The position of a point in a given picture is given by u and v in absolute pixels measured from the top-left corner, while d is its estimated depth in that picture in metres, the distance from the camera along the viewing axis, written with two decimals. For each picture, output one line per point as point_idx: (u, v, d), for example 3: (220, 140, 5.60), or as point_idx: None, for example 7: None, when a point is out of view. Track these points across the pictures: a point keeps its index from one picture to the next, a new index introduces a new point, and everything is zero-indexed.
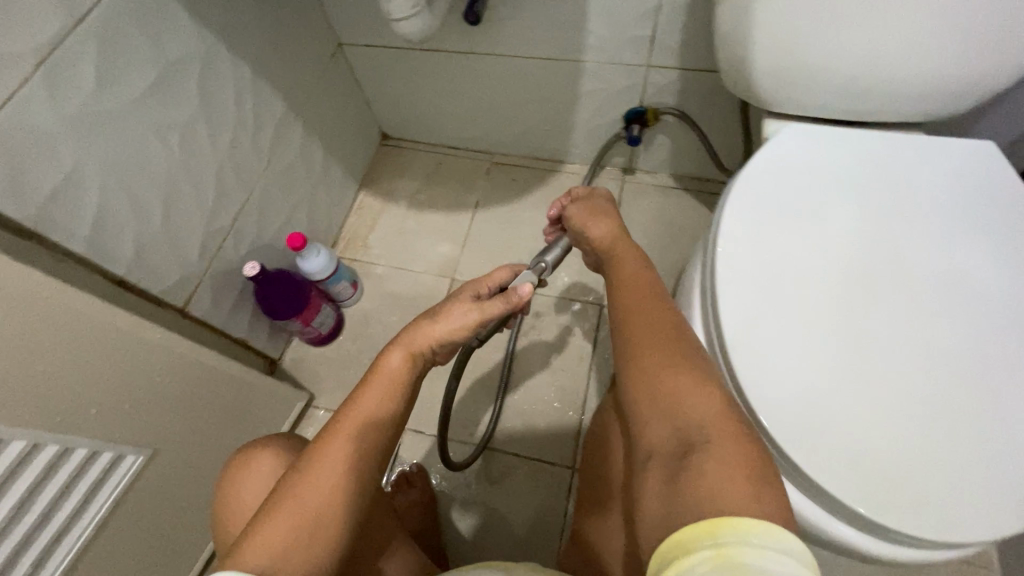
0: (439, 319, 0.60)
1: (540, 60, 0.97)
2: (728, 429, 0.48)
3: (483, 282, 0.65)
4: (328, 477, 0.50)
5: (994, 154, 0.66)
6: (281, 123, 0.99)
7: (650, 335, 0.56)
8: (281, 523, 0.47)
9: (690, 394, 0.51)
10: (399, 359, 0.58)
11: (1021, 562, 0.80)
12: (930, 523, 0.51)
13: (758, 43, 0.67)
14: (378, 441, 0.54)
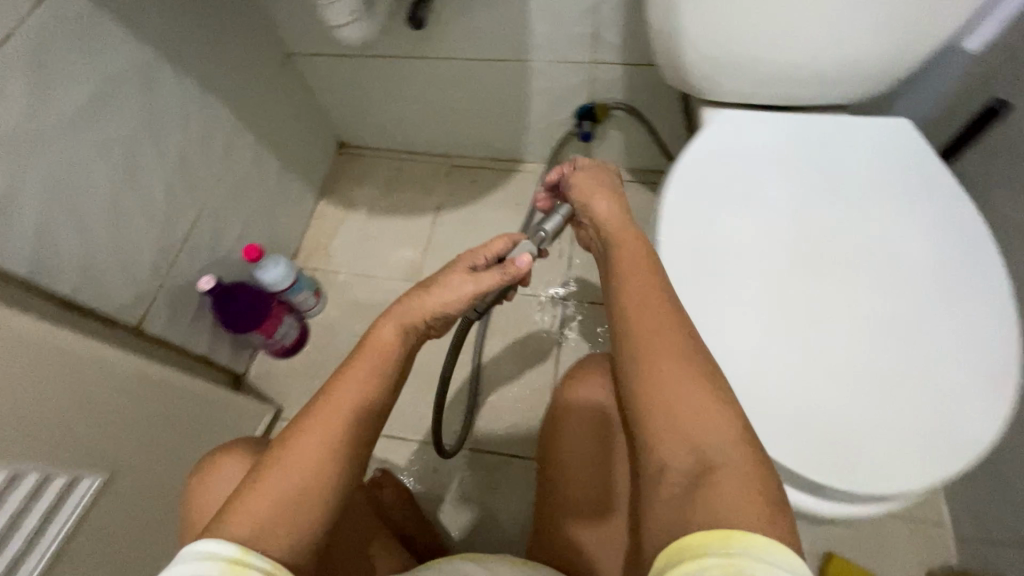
0: (434, 287, 0.49)
1: (492, 60, 0.93)
2: (737, 454, 0.37)
3: (478, 251, 0.53)
4: (321, 439, 0.40)
5: (907, 127, 0.63)
6: (232, 134, 0.88)
7: (659, 338, 0.43)
8: (271, 484, 0.38)
9: (702, 403, 0.39)
10: (392, 331, 0.47)
11: (972, 519, 0.75)
12: (862, 483, 0.47)
13: (697, 46, 0.63)
14: (377, 407, 0.44)
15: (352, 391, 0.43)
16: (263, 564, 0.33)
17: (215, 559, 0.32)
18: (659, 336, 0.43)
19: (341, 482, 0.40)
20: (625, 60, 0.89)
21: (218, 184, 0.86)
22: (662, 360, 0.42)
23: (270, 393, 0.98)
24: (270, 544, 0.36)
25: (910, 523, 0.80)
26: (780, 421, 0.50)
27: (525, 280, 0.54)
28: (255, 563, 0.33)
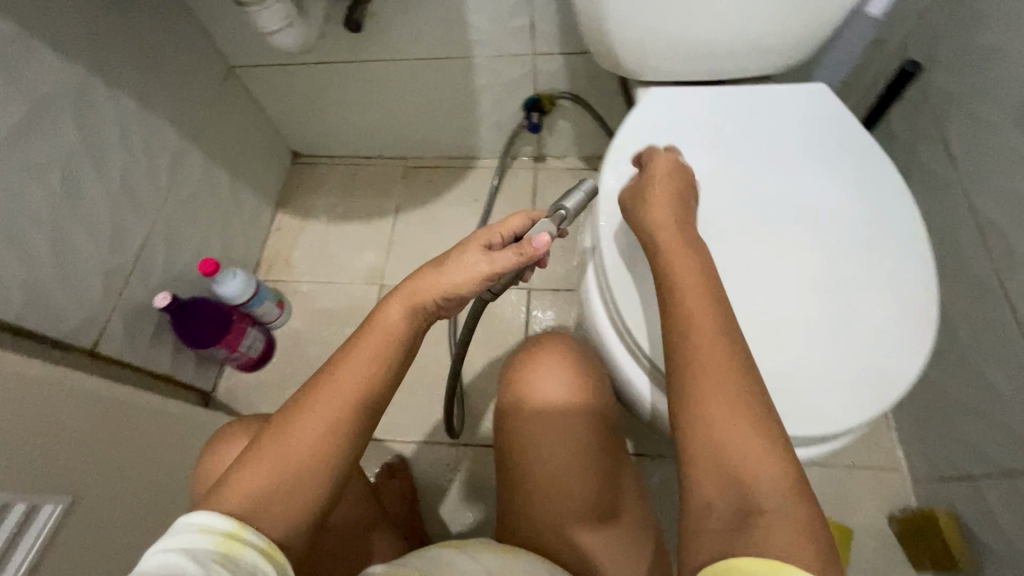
0: (447, 265, 0.50)
1: (435, 59, 0.95)
2: (785, 495, 0.37)
3: (495, 229, 0.52)
4: (320, 419, 0.42)
5: (822, 92, 0.66)
6: (177, 149, 0.87)
7: (722, 377, 0.42)
8: (266, 460, 0.41)
9: (754, 438, 0.39)
10: (398, 311, 0.48)
11: (927, 461, 0.78)
12: (795, 424, 0.51)
13: (623, 28, 0.66)
14: (378, 390, 0.45)
15: (353, 374, 0.45)
16: (257, 541, 0.37)
17: (211, 533, 0.36)
18: (717, 368, 0.42)
19: (338, 464, 0.43)
20: (563, 49, 0.91)
21: (167, 201, 0.86)
22: (720, 393, 0.41)
23: (240, 408, 0.98)
24: (265, 518, 0.39)
25: (873, 471, 0.83)
26: None
27: (543, 260, 0.51)
28: (250, 540, 0.37)
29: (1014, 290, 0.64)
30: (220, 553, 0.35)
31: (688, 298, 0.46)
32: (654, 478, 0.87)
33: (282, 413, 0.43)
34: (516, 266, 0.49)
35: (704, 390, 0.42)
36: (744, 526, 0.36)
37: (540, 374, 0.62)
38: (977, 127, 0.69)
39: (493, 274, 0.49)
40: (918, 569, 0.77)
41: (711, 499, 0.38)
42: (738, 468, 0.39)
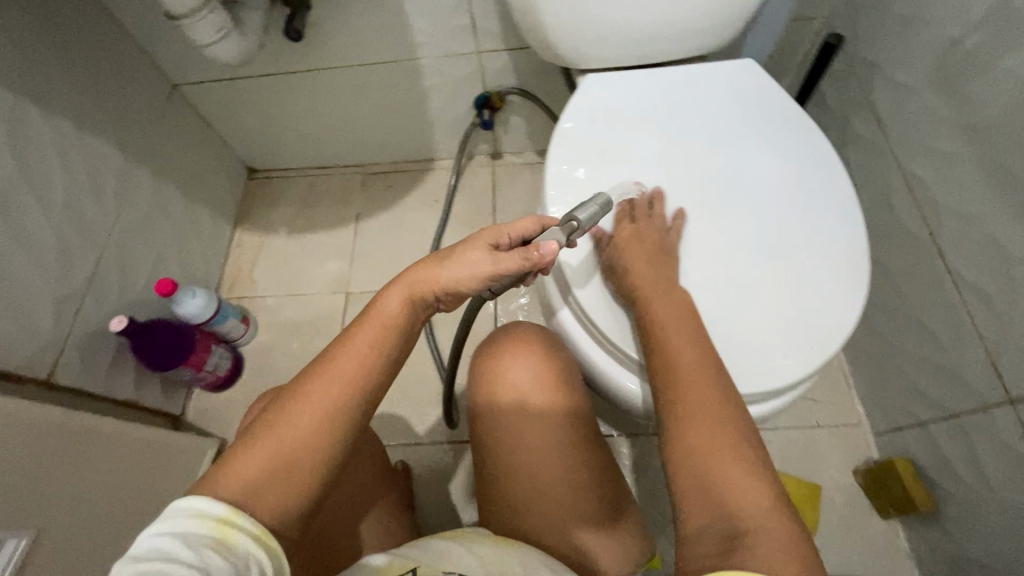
0: (451, 261, 0.50)
1: (381, 64, 0.95)
2: (770, 518, 0.38)
3: (503, 229, 0.52)
4: (315, 408, 0.44)
5: (751, 67, 0.69)
6: (123, 171, 0.85)
7: (711, 415, 0.44)
8: (264, 447, 0.42)
9: (738, 464, 0.42)
10: (396, 300, 0.49)
11: (884, 413, 0.82)
12: (746, 383, 0.53)
13: (555, 18, 0.67)
14: (374, 386, 0.47)
15: (351, 363, 0.46)
16: (250, 527, 0.39)
17: (204, 517, 0.38)
18: (704, 402, 0.45)
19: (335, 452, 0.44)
20: (507, 45, 0.92)
21: (117, 224, 0.84)
22: (709, 425, 0.44)
23: (211, 429, 0.96)
24: (258, 506, 0.40)
25: (836, 430, 0.86)
26: None
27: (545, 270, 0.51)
28: (242, 526, 0.38)
29: (943, 242, 0.67)
30: (213, 538, 0.37)
31: (679, 349, 0.49)
32: (629, 457, 0.89)
33: (281, 399, 0.45)
34: (520, 270, 0.49)
35: (694, 422, 0.44)
36: (735, 547, 0.37)
37: (522, 353, 0.62)
38: (899, 91, 0.73)
39: (494, 275, 0.49)
40: (884, 517, 0.80)
41: (704, 529, 0.40)
42: (727, 495, 0.40)
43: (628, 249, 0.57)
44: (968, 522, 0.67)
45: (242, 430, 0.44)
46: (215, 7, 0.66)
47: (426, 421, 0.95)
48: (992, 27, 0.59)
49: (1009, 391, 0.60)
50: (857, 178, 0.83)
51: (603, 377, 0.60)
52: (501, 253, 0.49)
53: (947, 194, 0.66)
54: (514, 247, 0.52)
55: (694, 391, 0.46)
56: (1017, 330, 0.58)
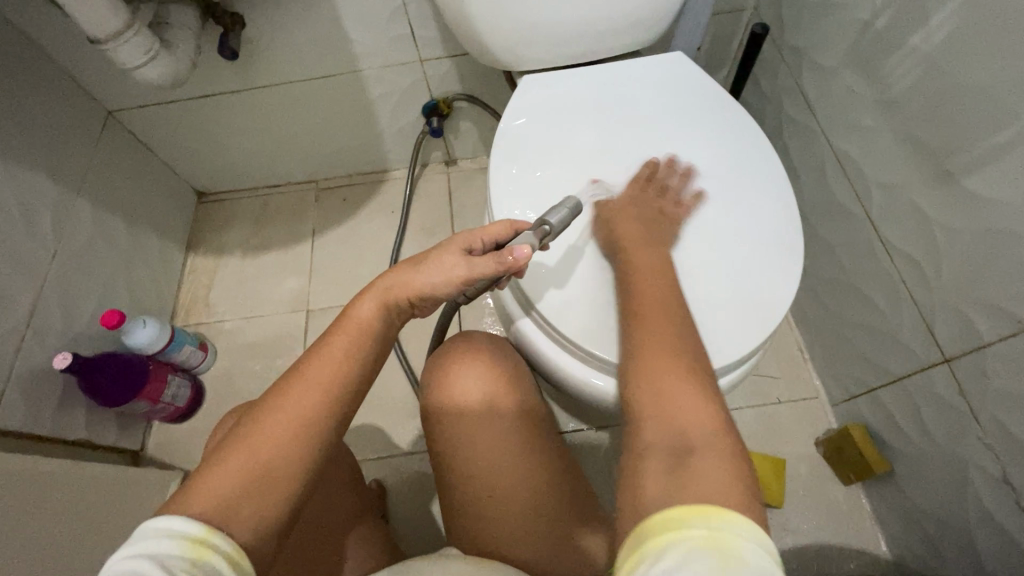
0: (424, 265, 0.53)
1: (323, 77, 0.94)
2: (722, 446, 0.39)
3: (477, 234, 0.55)
4: (288, 421, 0.45)
5: (682, 61, 0.72)
6: (59, 202, 0.82)
7: (667, 359, 0.46)
8: (234, 463, 0.43)
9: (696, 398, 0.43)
10: (370, 308, 0.52)
11: (839, 384, 0.85)
12: None
13: (485, 22, 0.69)
14: (345, 399, 0.49)
15: (324, 374, 0.48)
16: (226, 547, 0.38)
17: (178, 538, 0.36)
18: (660, 353, 0.46)
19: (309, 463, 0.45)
20: (449, 51, 0.93)
21: (56, 258, 0.81)
22: (662, 367, 0.45)
23: (173, 461, 0.93)
24: (233, 518, 0.40)
25: (796, 405, 0.89)
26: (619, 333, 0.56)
27: (519, 271, 0.53)
28: (217, 545, 0.37)
29: (875, 214, 0.70)
30: (188, 560, 0.35)
31: (642, 309, 0.50)
32: (600, 449, 0.90)
33: (254, 413, 0.46)
34: (495, 273, 0.51)
35: (646, 366, 0.46)
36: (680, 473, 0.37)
37: (477, 361, 0.63)
38: (822, 74, 0.76)
39: (468, 280, 0.52)
40: (846, 483, 0.83)
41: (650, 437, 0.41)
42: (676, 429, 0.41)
43: (626, 221, 0.58)
44: (921, 479, 0.70)
45: (214, 447, 0.45)
46: (140, 28, 0.65)
47: (395, 433, 0.94)
48: (897, 7, 0.62)
49: (943, 349, 0.63)
50: (795, 160, 0.86)
51: (557, 370, 0.61)
52: (474, 257, 0.52)
53: (873, 167, 0.69)
54: (488, 251, 0.55)
55: (650, 342, 0.48)
56: (944, 291, 0.61)
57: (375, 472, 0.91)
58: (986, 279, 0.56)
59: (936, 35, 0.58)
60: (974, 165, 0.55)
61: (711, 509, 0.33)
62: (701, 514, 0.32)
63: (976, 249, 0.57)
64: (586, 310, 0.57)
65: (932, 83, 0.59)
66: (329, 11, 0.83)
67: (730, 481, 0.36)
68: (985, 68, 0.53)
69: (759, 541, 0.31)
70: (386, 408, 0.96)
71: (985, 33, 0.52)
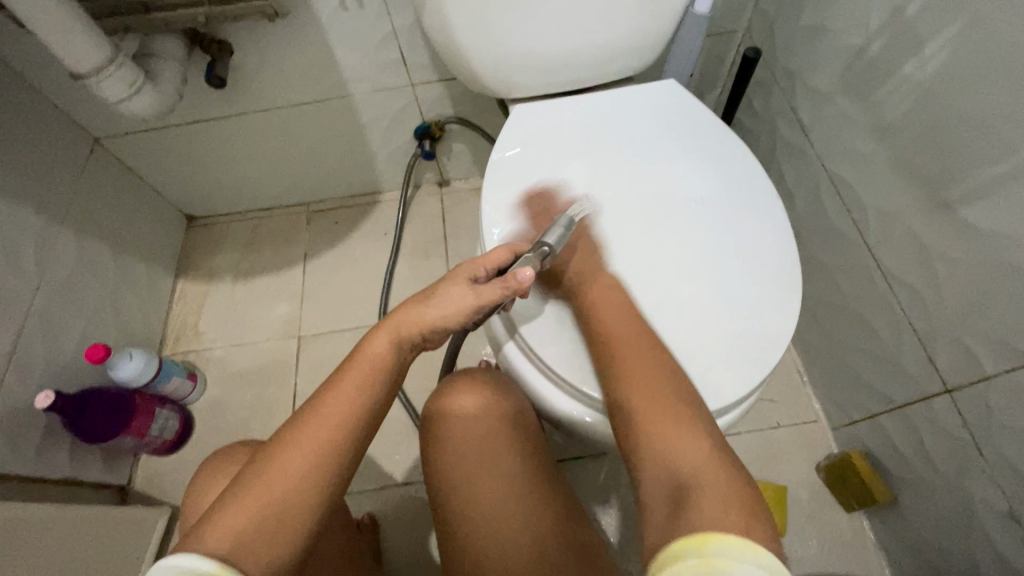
0: (433, 300, 0.51)
1: (314, 101, 0.94)
2: (714, 477, 0.41)
3: (480, 262, 0.53)
4: (300, 458, 0.45)
5: (676, 89, 0.71)
6: (44, 233, 0.80)
7: (654, 389, 0.48)
8: (248, 503, 0.43)
9: (681, 429, 0.45)
10: (382, 343, 0.51)
11: (840, 409, 0.83)
12: None
13: (477, 51, 0.68)
14: (357, 436, 0.48)
15: (336, 408, 0.48)
16: None
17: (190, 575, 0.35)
18: (647, 385, 0.48)
19: (321, 501, 0.46)
20: (440, 76, 0.92)
21: (40, 291, 0.79)
22: (650, 397, 0.47)
23: (162, 495, 0.91)
24: (248, 558, 0.41)
25: (796, 429, 0.88)
26: None
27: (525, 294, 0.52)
28: None
29: (872, 239, 0.70)
30: None
31: (615, 337, 0.52)
32: (598, 476, 0.88)
33: (265, 453, 0.46)
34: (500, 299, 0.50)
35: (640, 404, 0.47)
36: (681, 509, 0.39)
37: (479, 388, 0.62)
38: (816, 98, 0.76)
39: (477, 309, 0.50)
40: (849, 510, 0.82)
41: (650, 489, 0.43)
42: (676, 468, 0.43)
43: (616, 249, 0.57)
44: (924, 509, 0.69)
45: (228, 485, 0.45)
46: (124, 62, 0.64)
47: (389, 463, 0.92)
48: (890, 34, 0.62)
49: (944, 379, 0.62)
50: (790, 182, 0.85)
51: (546, 402, 0.59)
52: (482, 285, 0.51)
53: (870, 193, 0.68)
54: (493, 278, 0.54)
55: (629, 371, 0.49)
56: (945, 319, 0.61)
57: (369, 504, 0.89)
58: (987, 309, 0.55)
59: (929, 63, 0.57)
60: (971, 195, 0.55)
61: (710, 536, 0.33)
62: (698, 543, 0.33)
63: (974, 280, 0.56)
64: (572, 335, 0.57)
65: (926, 111, 0.58)
66: (318, 37, 0.82)
67: (727, 508, 0.38)
68: (982, 99, 0.52)
69: (758, 559, 0.32)
70: (379, 436, 0.94)
71: (980, 64, 0.52)
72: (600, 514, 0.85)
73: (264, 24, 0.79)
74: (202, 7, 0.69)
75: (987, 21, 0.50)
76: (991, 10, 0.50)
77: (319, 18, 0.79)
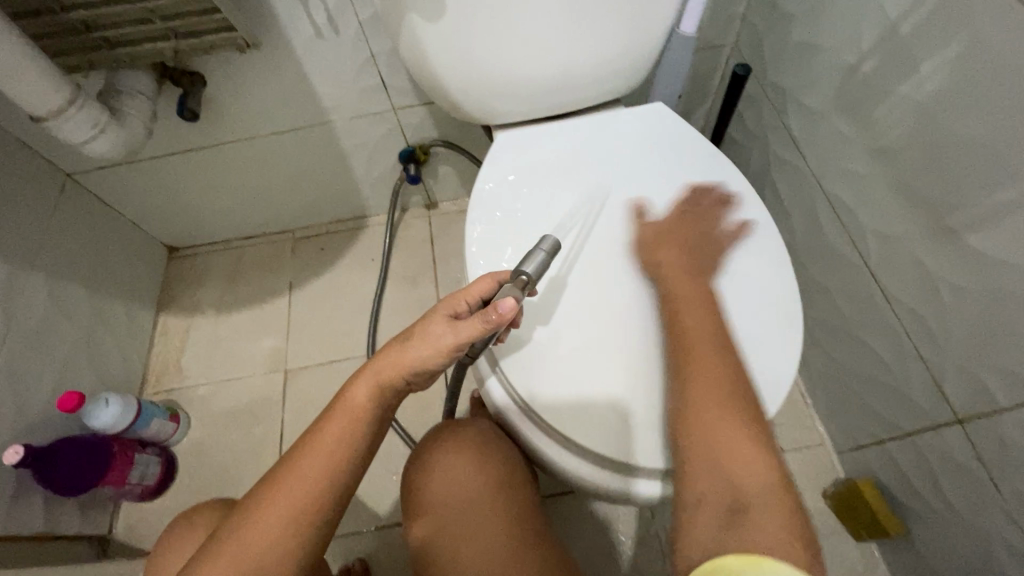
0: (413, 340, 0.47)
1: (292, 129, 0.91)
2: (775, 502, 0.38)
3: (461, 296, 0.49)
4: (275, 517, 0.42)
5: (663, 111, 0.69)
6: (12, 278, 0.77)
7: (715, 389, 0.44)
8: (221, 564, 0.40)
9: (749, 446, 0.41)
10: (363, 391, 0.47)
11: (845, 433, 0.81)
12: None
13: (455, 77, 0.66)
14: (338, 491, 0.45)
15: (315, 459, 0.44)
16: None
17: None
18: (709, 383, 0.45)
19: (298, 562, 0.42)
20: (422, 100, 0.90)
21: (9, 340, 0.75)
22: (711, 407, 0.43)
23: (145, 545, 0.87)
24: None
25: (800, 453, 0.85)
26: (605, 419, 0.51)
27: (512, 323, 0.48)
28: None
29: (872, 261, 0.67)
30: None
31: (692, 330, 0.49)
32: (599, 510, 0.85)
33: (240, 511, 0.43)
34: (482, 335, 0.45)
35: (698, 407, 0.44)
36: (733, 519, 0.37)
37: (460, 445, 0.60)
38: (809, 116, 0.74)
39: (460, 346, 0.46)
40: (858, 540, 0.79)
41: (703, 489, 0.40)
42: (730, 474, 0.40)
43: None
44: (938, 542, 0.66)
45: (203, 545, 0.43)
46: (85, 103, 0.61)
47: (382, 502, 0.88)
48: (883, 52, 0.60)
49: (955, 410, 0.59)
50: (785, 200, 0.83)
51: (539, 453, 0.55)
52: (463, 321, 0.46)
53: (869, 215, 0.66)
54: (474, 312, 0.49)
55: (694, 376, 0.46)
56: (954, 350, 0.58)
57: (362, 545, 0.86)
58: (998, 340, 0.53)
59: (925, 84, 0.55)
60: (979, 221, 0.52)
61: (766, 560, 0.31)
62: (755, 565, 0.31)
63: (984, 311, 0.53)
64: (554, 362, 0.54)
65: (925, 132, 0.56)
66: (294, 66, 0.80)
67: (780, 540, 0.35)
68: (984, 120, 0.50)
69: None
70: (371, 474, 0.91)
71: (980, 85, 0.49)
72: (601, 551, 0.82)
73: (238, 55, 0.76)
74: (170, 40, 0.66)
75: (984, 41, 0.48)
76: (989, 30, 0.48)
77: (293, 47, 0.77)
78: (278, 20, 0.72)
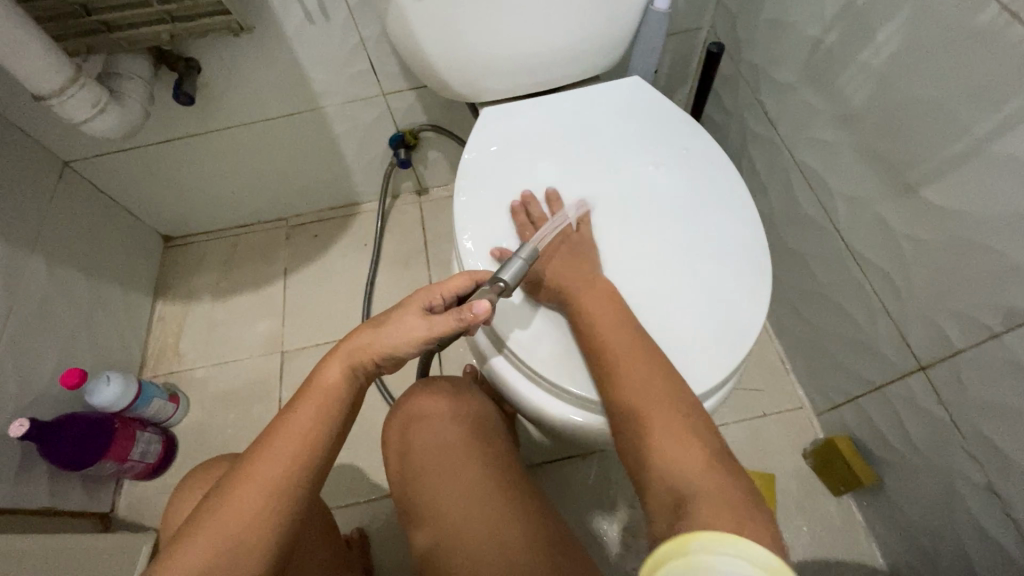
0: (386, 325, 0.50)
1: (285, 115, 0.93)
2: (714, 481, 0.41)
3: (435, 289, 0.51)
4: (257, 492, 0.44)
5: (638, 86, 0.72)
6: (13, 259, 0.79)
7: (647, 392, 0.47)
8: (207, 532, 0.42)
9: (680, 440, 0.44)
10: (336, 372, 0.49)
11: (823, 394, 0.84)
12: None
13: (441, 54, 0.68)
14: (318, 463, 0.47)
15: (294, 439, 0.46)
16: None
17: None
18: (642, 389, 0.48)
19: (281, 530, 0.45)
20: (411, 84, 0.92)
21: (12, 319, 0.77)
22: (652, 413, 0.46)
23: (147, 521, 0.89)
24: None
25: (781, 416, 0.89)
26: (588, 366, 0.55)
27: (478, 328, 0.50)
28: None
29: (841, 224, 0.71)
30: None
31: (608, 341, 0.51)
32: (588, 476, 0.88)
33: (223, 484, 0.45)
34: (452, 330, 0.48)
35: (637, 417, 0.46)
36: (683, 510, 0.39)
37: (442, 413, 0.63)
38: (780, 89, 0.77)
39: (431, 338, 0.48)
40: (836, 494, 0.82)
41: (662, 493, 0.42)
42: (674, 472, 0.42)
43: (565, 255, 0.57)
44: (909, 489, 0.70)
45: (189, 515, 0.45)
46: (87, 82, 0.64)
47: (378, 475, 0.91)
48: (845, 23, 0.63)
49: (919, 358, 0.63)
50: (762, 173, 0.87)
51: (528, 404, 0.59)
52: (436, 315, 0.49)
53: (837, 180, 0.70)
54: (448, 306, 0.52)
55: (624, 386, 0.48)
56: (915, 300, 0.61)
57: (360, 515, 0.88)
58: (954, 287, 0.56)
59: (882, 50, 0.59)
60: (933, 175, 0.56)
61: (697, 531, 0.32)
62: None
63: (942, 260, 0.57)
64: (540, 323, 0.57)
65: (883, 96, 0.59)
66: (286, 51, 0.82)
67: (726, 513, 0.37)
68: (935, 80, 0.53)
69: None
70: (368, 448, 0.93)
71: (929, 48, 0.53)
72: (591, 514, 0.85)
73: (231, 40, 0.79)
74: (166, 23, 0.68)
75: (933, 6, 0.52)
76: None
77: (284, 32, 0.79)
78: (270, 5, 0.75)
